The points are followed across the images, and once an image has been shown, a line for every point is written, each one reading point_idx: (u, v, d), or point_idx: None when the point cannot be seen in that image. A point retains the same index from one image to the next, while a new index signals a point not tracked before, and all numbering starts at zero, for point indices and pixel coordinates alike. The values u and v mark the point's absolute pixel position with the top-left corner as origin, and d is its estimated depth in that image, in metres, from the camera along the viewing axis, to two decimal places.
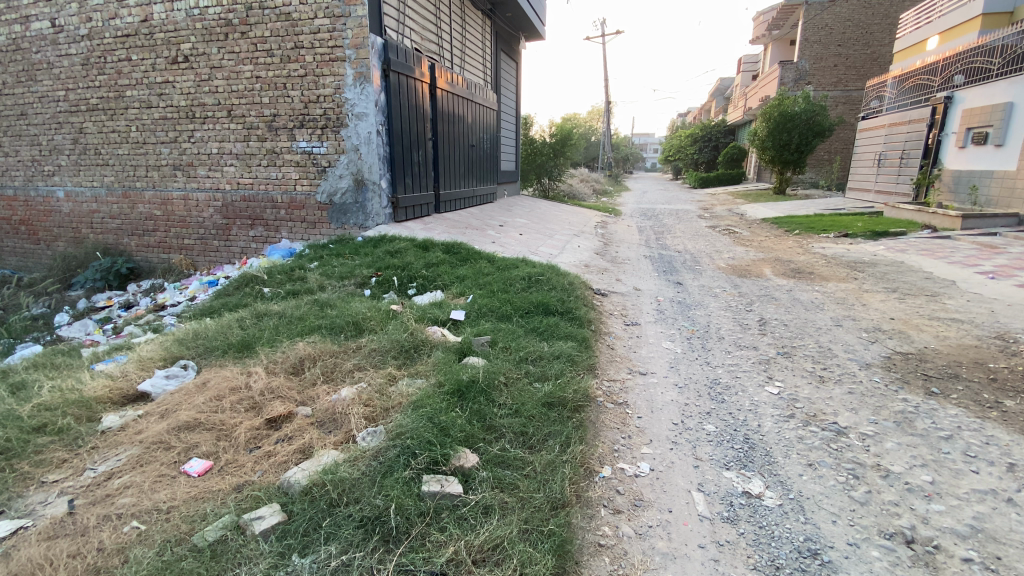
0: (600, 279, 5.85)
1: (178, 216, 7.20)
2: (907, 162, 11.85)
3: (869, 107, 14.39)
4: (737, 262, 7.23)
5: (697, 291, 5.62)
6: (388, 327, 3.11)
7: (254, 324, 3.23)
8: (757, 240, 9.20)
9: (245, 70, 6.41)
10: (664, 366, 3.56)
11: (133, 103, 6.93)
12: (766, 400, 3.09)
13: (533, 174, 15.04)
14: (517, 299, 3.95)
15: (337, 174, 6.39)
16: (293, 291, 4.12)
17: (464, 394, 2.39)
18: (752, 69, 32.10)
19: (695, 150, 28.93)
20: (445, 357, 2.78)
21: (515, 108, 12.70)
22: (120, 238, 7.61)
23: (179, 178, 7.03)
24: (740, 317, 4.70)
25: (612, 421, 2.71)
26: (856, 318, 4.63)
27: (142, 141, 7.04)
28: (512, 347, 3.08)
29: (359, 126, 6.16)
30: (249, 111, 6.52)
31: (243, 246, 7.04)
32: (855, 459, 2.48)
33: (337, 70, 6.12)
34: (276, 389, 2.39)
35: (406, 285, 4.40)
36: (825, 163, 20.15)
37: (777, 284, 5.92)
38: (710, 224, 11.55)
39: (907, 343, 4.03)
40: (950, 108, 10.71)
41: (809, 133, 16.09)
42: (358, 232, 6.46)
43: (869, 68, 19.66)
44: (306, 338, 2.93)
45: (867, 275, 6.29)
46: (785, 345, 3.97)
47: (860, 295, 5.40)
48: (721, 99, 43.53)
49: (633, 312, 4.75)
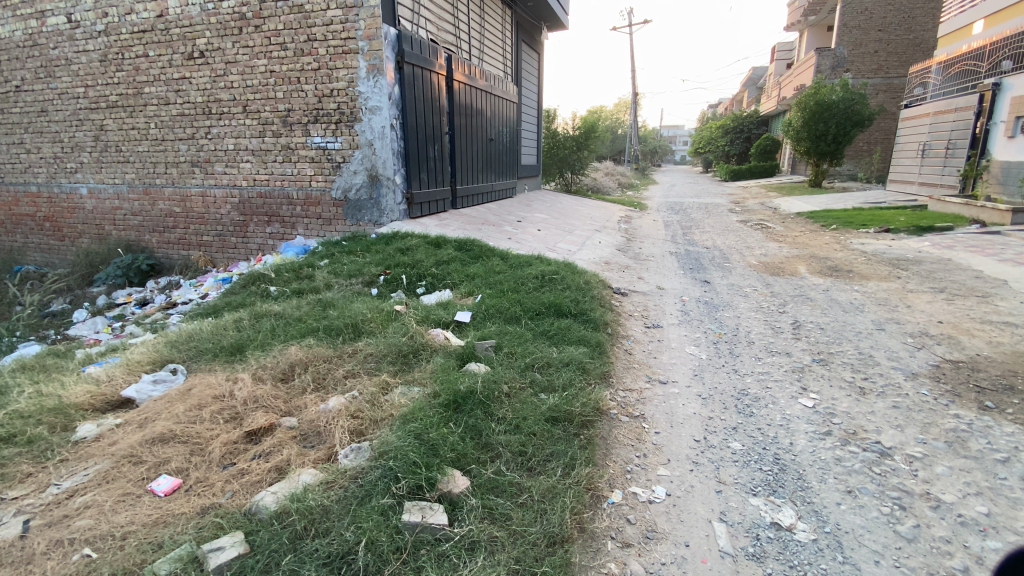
0: (620, 277, 5.57)
1: (197, 213, 7.23)
2: (954, 152, 11.07)
3: (912, 95, 13.55)
4: (768, 259, 6.82)
5: (725, 291, 5.28)
6: (387, 330, 2.93)
7: (252, 326, 3.10)
8: (790, 235, 8.72)
9: (259, 65, 6.35)
10: (687, 374, 3.28)
11: (151, 100, 6.96)
12: (800, 415, 2.79)
13: (556, 168, 14.74)
14: (528, 299, 3.73)
15: (351, 170, 6.27)
16: (298, 290, 3.99)
17: (461, 407, 2.19)
18: (787, 57, 30.87)
19: (725, 143, 28.02)
20: (445, 364, 2.59)
21: (537, 101, 12.41)
22: (142, 235, 7.71)
23: (197, 175, 7.05)
24: (771, 319, 4.36)
25: (626, 437, 2.47)
26: (900, 322, 4.23)
27: (161, 137, 7.08)
28: (519, 352, 2.86)
29: (373, 120, 6.02)
30: (264, 106, 6.46)
31: (259, 243, 7.02)
32: (901, 485, 2.16)
33: (350, 63, 5.99)
34: (260, 398, 2.25)
35: (415, 284, 4.23)
36: (865, 154, 19.17)
37: (812, 283, 5.52)
38: (740, 219, 11.05)
39: (958, 350, 3.63)
40: (997, 95, 9.92)
41: (847, 122, 15.29)
42: (372, 228, 6.32)
43: (912, 53, 18.57)
44: (300, 342, 2.78)
45: (911, 273, 5.83)
46: (820, 352, 3.63)
47: (904, 295, 4.97)
48: (753, 90, 42.15)
49: (654, 314, 4.46)
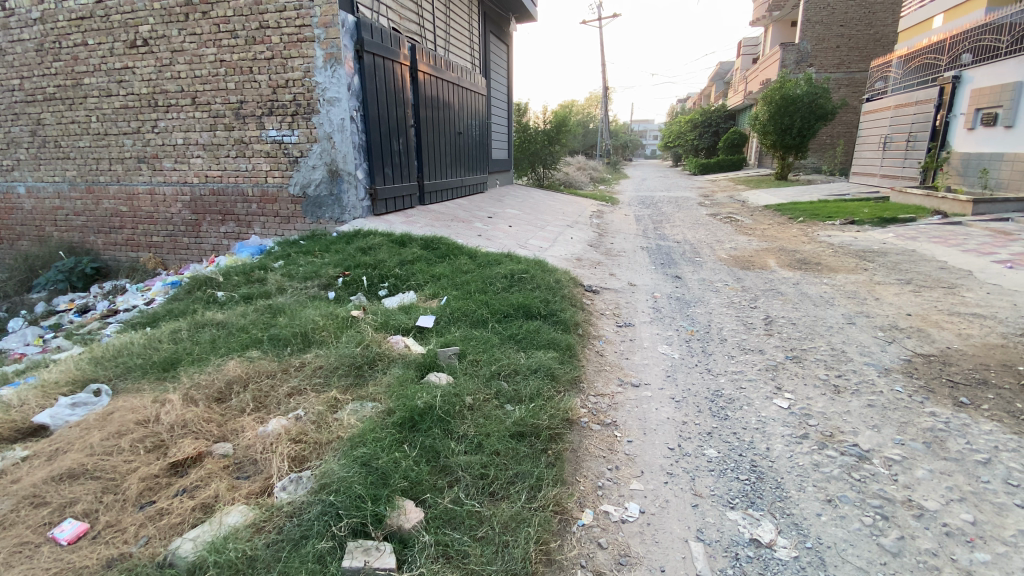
0: (592, 273, 5.44)
1: (145, 212, 6.77)
2: (914, 145, 11.35)
3: (873, 89, 13.86)
4: (738, 252, 6.81)
5: (697, 286, 5.21)
6: (341, 339, 2.71)
7: (191, 338, 2.83)
8: (759, 228, 8.77)
9: (208, 53, 5.94)
10: (660, 375, 3.16)
11: (92, 91, 6.47)
12: (776, 416, 2.69)
13: (527, 163, 14.57)
14: (495, 300, 3.54)
15: (309, 165, 5.96)
16: (248, 296, 3.72)
17: (417, 425, 2.00)
18: (753, 53, 31.39)
19: (694, 137, 28.33)
20: (402, 376, 2.38)
21: (507, 94, 12.18)
22: (86, 236, 7.21)
23: (144, 172, 6.59)
24: (743, 315, 4.30)
25: (598, 447, 2.32)
26: (870, 315, 4.22)
27: (104, 132, 6.59)
28: (483, 359, 2.68)
29: (331, 112, 5.72)
30: (214, 98, 6.06)
31: (214, 243, 6.63)
32: (881, 493, 2.09)
33: (305, 51, 5.66)
34: (189, 422, 2.01)
35: (377, 286, 4.00)
36: (828, 147, 19.63)
37: (782, 276, 5.51)
38: (710, 212, 11.11)
39: (928, 343, 3.62)
40: (958, 87, 10.19)
41: (812, 116, 15.57)
42: (334, 226, 6.04)
43: (872, 48, 19.06)
44: (242, 355, 2.54)
45: (877, 265, 5.88)
46: (793, 348, 3.57)
47: (872, 288, 4.99)
48: (720, 85, 42.89)
49: (627, 312, 4.34)
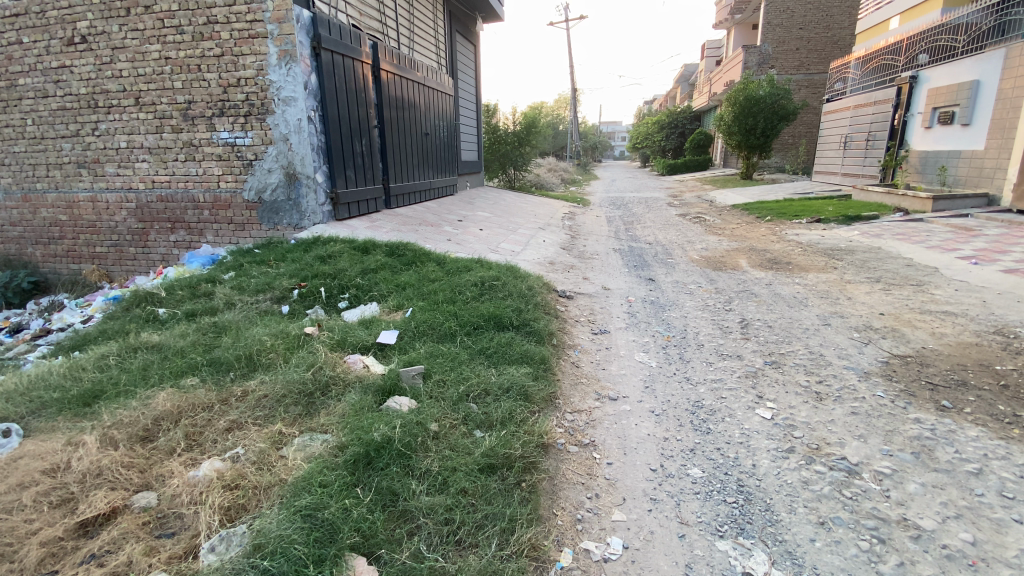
0: (565, 278, 5.27)
1: (87, 221, 6.27)
2: (874, 144, 11.66)
3: (833, 89, 14.22)
4: (710, 253, 6.77)
5: (671, 289, 5.11)
6: (290, 362, 2.45)
7: (120, 364, 2.52)
8: (729, 228, 8.81)
9: (152, 50, 5.52)
10: (638, 387, 3.00)
11: (26, 92, 5.96)
12: (759, 429, 2.56)
13: (497, 165, 14.38)
14: (464, 310, 3.32)
15: (265, 168, 5.61)
16: (192, 313, 3.40)
17: (374, 462, 1.78)
18: (716, 55, 32.03)
19: (661, 138, 28.69)
20: (359, 403, 2.15)
21: (475, 95, 11.96)
22: (23, 247, 6.64)
23: (85, 178, 6.11)
24: (719, 318, 4.20)
25: (576, 473, 2.14)
26: (844, 316, 4.18)
27: (39, 135, 6.07)
28: (450, 378, 2.46)
29: (287, 112, 5.39)
30: (159, 98, 5.63)
31: (163, 253, 6.18)
32: (875, 512, 1.97)
33: (258, 48, 5.32)
34: (104, 470, 1.72)
35: (336, 297, 3.73)
36: (791, 147, 20.13)
37: (755, 277, 5.47)
38: (681, 212, 11.16)
39: (903, 343, 3.58)
40: (915, 87, 10.48)
41: (775, 117, 15.89)
42: (292, 233, 5.70)
43: (830, 51, 19.63)
44: (176, 384, 2.26)
45: (847, 263, 5.92)
46: (772, 353, 3.47)
47: (843, 287, 4.99)
48: (686, 87, 43.70)
49: (602, 318, 4.18)
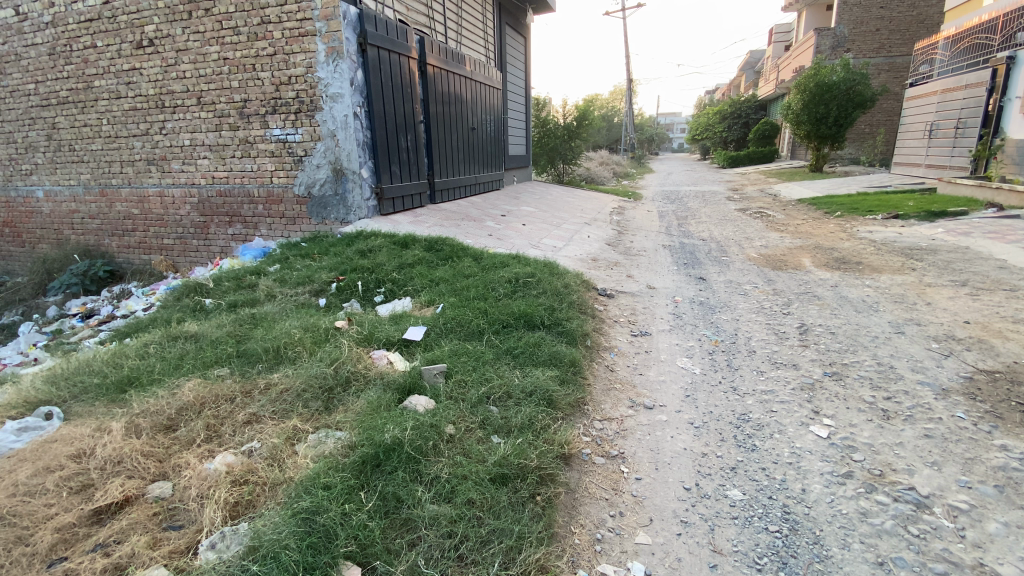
0: (607, 275, 5.06)
1: (156, 215, 6.70)
2: (964, 132, 10.50)
3: (917, 73, 12.95)
4: (770, 251, 6.31)
5: (723, 289, 4.78)
6: (315, 357, 2.45)
7: (159, 353, 2.62)
8: (792, 224, 8.21)
9: (212, 51, 5.78)
10: (678, 395, 2.79)
11: (102, 94, 6.43)
12: (812, 448, 2.30)
13: (546, 159, 14.18)
14: (495, 308, 3.22)
15: (314, 164, 5.75)
16: (235, 303, 3.51)
17: (383, 464, 1.73)
18: (785, 40, 30.10)
19: (723, 129, 27.34)
20: (376, 402, 2.11)
21: (524, 88, 11.81)
22: (101, 238, 7.20)
23: (154, 174, 6.52)
24: (774, 323, 3.87)
25: (600, 486, 2.00)
26: (921, 323, 3.73)
27: (114, 134, 6.54)
28: (471, 379, 2.36)
29: (335, 108, 5.49)
30: (218, 97, 5.90)
31: (222, 245, 6.50)
32: (946, 554, 1.71)
33: (308, 46, 5.45)
34: (125, 458, 1.76)
35: (373, 291, 3.74)
36: (867, 137, 18.58)
37: (819, 278, 5.03)
38: (739, 207, 10.54)
39: (992, 357, 3.14)
40: (1013, 69, 9.39)
41: (849, 104, 14.67)
42: (339, 227, 5.83)
43: (915, 31, 17.88)
44: (204, 375, 2.31)
45: (927, 264, 5.34)
46: (833, 363, 3.14)
47: (922, 291, 4.48)
48: (751, 74, 41.55)
49: (644, 319, 3.95)
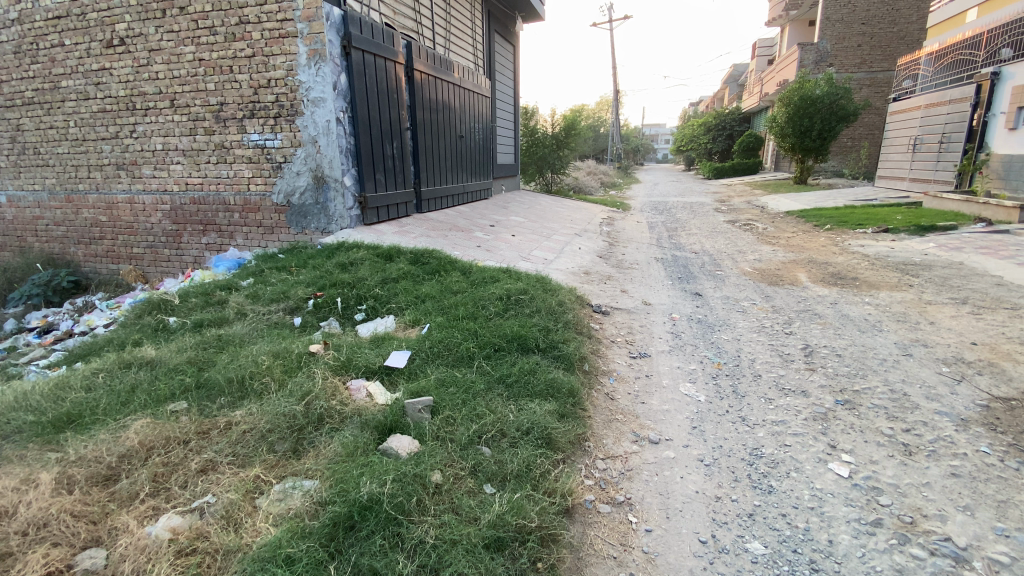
0: (601, 290, 4.86)
1: (125, 222, 6.34)
2: (948, 147, 10.61)
3: (901, 88, 13.13)
4: (764, 265, 6.18)
5: (720, 306, 4.62)
6: (284, 389, 2.18)
7: (108, 383, 2.33)
8: (784, 236, 8.14)
9: (187, 52, 5.49)
10: (684, 427, 2.58)
11: (70, 95, 6.09)
12: (834, 491, 2.10)
13: (534, 168, 14.03)
14: (486, 329, 2.98)
15: (294, 171, 5.48)
16: (201, 322, 3.22)
17: (358, 527, 1.48)
18: (769, 54, 30.59)
19: (708, 140, 27.59)
20: (353, 447, 1.85)
21: (513, 96, 11.66)
22: (66, 247, 6.81)
23: (123, 179, 6.17)
24: (777, 344, 3.69)
25: (606, 542, 1.76)
26: (927, 345, 3.58)
27: (82, 137, 6.19)
28: (460, 415, 2.11)
29: (316, 113, 5.23)
30: (193, 100, 5.60)
31: (195, 255, 6.16)
32: None
33: (288, 48, 5.19)
34: (51, 521, 1.49)
35: (353, 309, 3.48)
36: (850, 150, 18.83)
37: (817, 294, 4.89)
38: (728, 219, 10.50)
39: (1005, 382, 2.99)
40: (997, 85, 9.50)
41: (832, 118, 14.81)
42: (320, 237, 5.55)
43: (895, 47, 18.23)
44: (156, 411, 2.03)
45: (923, 280, 5.25)
46: (844, 389, 2.96)
47: (923, 309, 4.36)
48: (734, 86, 42.22)
49: (642, 339, 3.74)
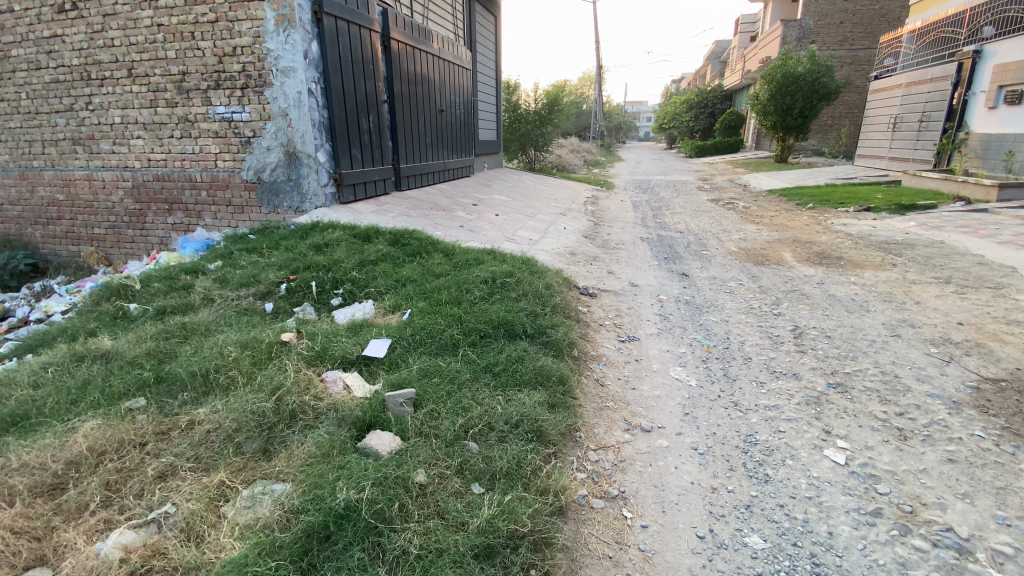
0: (587, 272, 4.74)
1: (85, 201, 5.95)
2: (927, 126, 10.68)
3: (882, 66, 13.14)
4: (749, 245, 6.13)
5: (707, 286, 4.55)
6: (254, 384, 2.02)
7: (58, 378, 2.12)
8: (767, 215, 8.12)
9: (144, 16, 5.08)
10: (676, 413, 2.50)
11: (19, 64, 5.63)
12: (832, 479, 2.04)
13: (517, 145, 13.74)
14: (470, 314, 2.84)
15: (263, 146, 5.17)
16: (164, 310, 3.00)
17: (335, 538, 1.36)
18: (751, 30, 30.35)
19: (691, 117, 27.44)
20: (328, 447, 1.71)
21: (495, 70, 11.30)
22: (23, 228, 6.39)
23: (80, 155, 5.76)
24: (766, 325, 3.63)
25: (601, 541, 1.67)
26: (915, 325, 3.56)
27: (33, 110, 5.75)
28: (445, 408, 1.98)
29: (287, 84, 4.93)
30: (153, 69, 5.21)
31: (161, 236, 5.82)
32: None
33: (254, 13, 4.84)
34: None
35: (329, 293, 3.30)
36: (830, 128, 18.91)
37: (803, 274, 4.86)
38: (712, 198, 10.44)
39: (993, 363, 2.97)
40: (978, 63, 9.55)
41: (814, 96, 14.75)
42: (293, 216, 5.29)
43: (877, 25, 18.18)
44: (109, 410, 1.85)
45: (906, 259, 5.26)
46: (835, 372, 2.91)
47: (908, 288, 4.35)
48: (717, 63, 41.96)
49: (630, 322, 3.65)
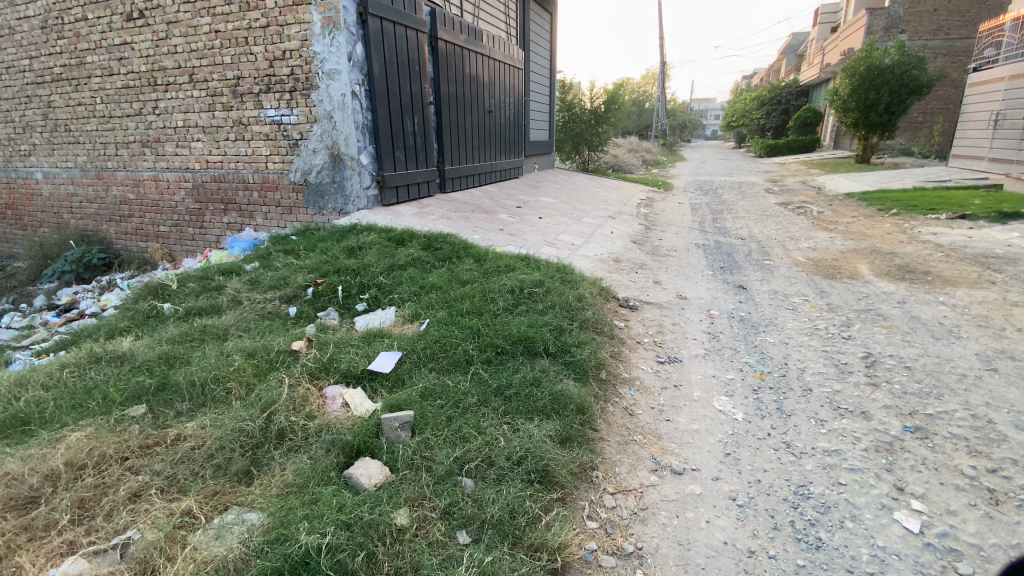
0: (630, 281, 4.42)
1: (151, 200, 6.33)
2: None
3: (984, 56, 11.69)
4: (818, 255, 5.54)
5: (766, 302, 4.10)
6: (249, 398, 1.93)
7: (72, 380, 2.14)
8: (842, 222, 7.37)
9: (203, 23, 5.29)
10: (715, 454, 2.18)
11: (95, 71, 6.05)
12: (901, 552, 1.67)
13: (570, 145, 13.43)
14: (490, 328, 2.65)
15: (310, 149, 5.24)
16: (192, 311, 3.04)
17: None
18: (832, 21, 28.18)
19: (761, 115, 25.88)
20: (307, 476, 1.57)
21: (549, 69, 11.06)
22: (99, 224, 6.89)
23: (148, 157, 6.12)
24: (833, 351, 3.18)
25: None
26: (1017, 358, 2.99)
27: (108, 114, 6.17)
28: (443, 436, 1.80)
29: (331, 86, 4.95)
30: (211, 74, 5.43)
31: (217, 234, 6.07)
32: None
33: (302, 16, 4.90)
34: None
35: (354, 298, 3.23)
36: (921, 126, 17.12)
37: (881, 290, 4.28)
38: (780, 201, 9.66)
39: None
40: None
41: (902, 90, 13.36)
42: (336, 218, 5.33)
43: (979, 10, 16.26)
44: (102, 420, 1.81)
45: (1009, 276, 4.53)
46: (914, 413, 2.46)
47: (1010, 311, 3.71)
48: (792, 57, 39.42)
49: (672, 340, 3.32)
